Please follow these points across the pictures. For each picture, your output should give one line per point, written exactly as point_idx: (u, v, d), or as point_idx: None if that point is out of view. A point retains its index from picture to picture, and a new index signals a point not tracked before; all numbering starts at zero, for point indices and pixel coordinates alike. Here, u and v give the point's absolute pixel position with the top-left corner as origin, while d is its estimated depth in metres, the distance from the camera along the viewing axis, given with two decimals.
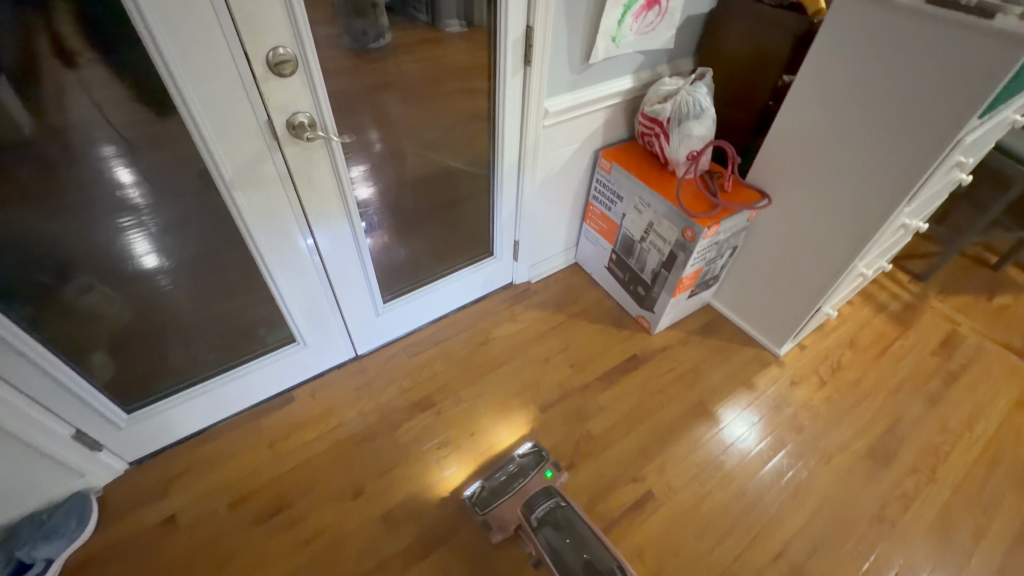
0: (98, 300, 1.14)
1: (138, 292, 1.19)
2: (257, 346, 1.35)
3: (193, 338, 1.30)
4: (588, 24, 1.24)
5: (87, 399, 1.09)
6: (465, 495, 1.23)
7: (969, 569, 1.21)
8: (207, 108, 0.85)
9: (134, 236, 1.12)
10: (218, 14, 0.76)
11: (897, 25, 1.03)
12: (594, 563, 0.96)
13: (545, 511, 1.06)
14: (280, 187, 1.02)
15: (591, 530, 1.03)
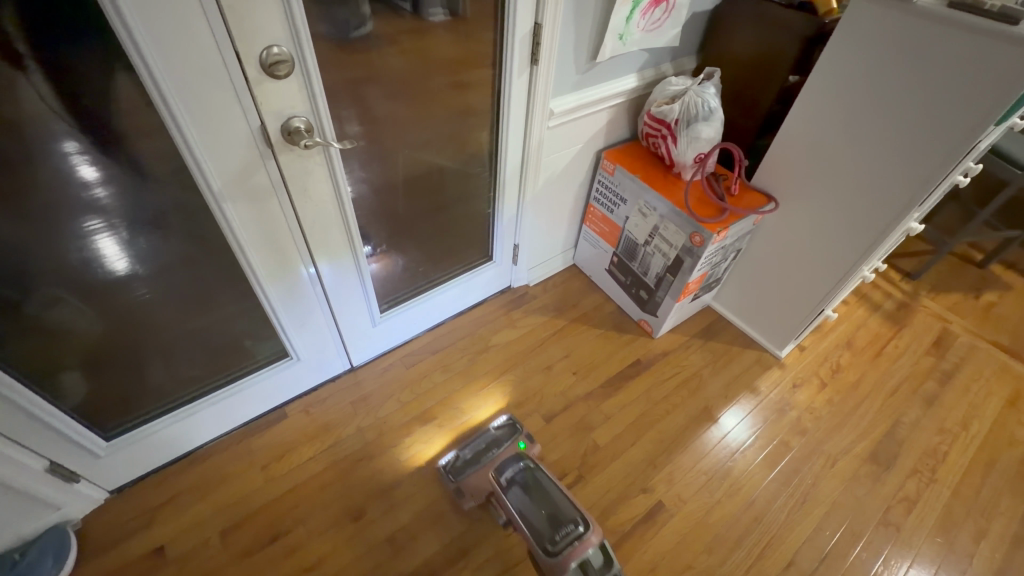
0: (68, 314, 1.02)
1: (113, 303, 1.07)
2: (245, 363, 1.28)
3: (175, 351, 1.19)
4: (596, 22, 1.18)
5: (67, 430, 1.01)
6: (440, 464, 1.24)
7: (972, 570, 1.23)
8: (194, 113, 0.77)
9: (103, 241, 0.98)
10: (205, 9, 0.68)
11: (914, 29, 1.01)
12: (557, 516, 1.04)
13: (515, 473, 1.12)
14: (275, 198, 0.94)
15: (557, 488, 1.10)
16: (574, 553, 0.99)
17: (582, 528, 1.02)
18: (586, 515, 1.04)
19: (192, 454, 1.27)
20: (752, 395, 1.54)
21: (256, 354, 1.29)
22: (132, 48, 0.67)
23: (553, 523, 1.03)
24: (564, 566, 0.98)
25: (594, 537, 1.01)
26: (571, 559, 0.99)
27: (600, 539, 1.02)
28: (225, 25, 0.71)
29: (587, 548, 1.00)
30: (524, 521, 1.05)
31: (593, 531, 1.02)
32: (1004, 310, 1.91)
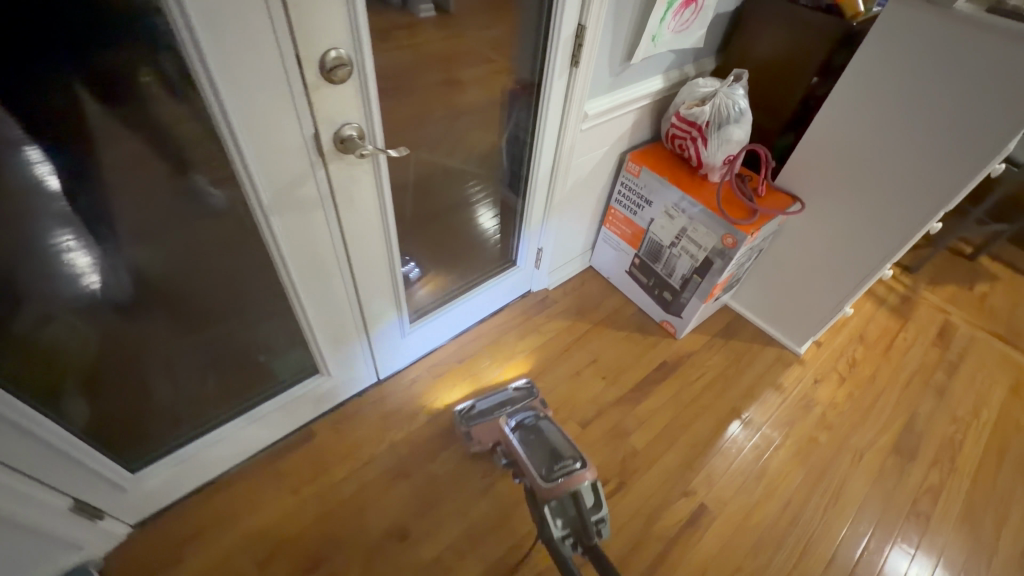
0: (60, 331, 0.91)
1: (104, 316, 0.99)
2: (272, 385, 1.23)
3: (178, 364, 1.13)
4: (633, 24, 1.17)
5: (92, 465, 0.94)
6: (455, 410, 1.31)
7: (997, 555, 1.29)
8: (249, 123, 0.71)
9: (77, 255, 0.86)
10: (270, 10, 0.63)
11: (951, 33, 1.03)
12: (557, 450, 1.12)
13: (523, 419, 1.20)
14: (321, 210, 0.89)
15: (560, 434, 1.17)
16: (568, 481, 1.05)
17: (579, 464, 1.09)
18: (583, 455, 1.11)
19: (218, 480, 1.21)
20: (777, 393, 1.56)
21: (280, 374, 1.24)
22: (191, 52, 0.61)
23: (552, 457, 1.11)
24: (557, 491, 1.04)
25: (589, 474, 1.07)
26: (563, 487, 1.05)
27: (594, 477, 1.08)
28: (288, 27, 0.65)
29: (580, 481, 1.06)
30: (526, 454, 1.12)
31: (588, 468, 1.08)
32: (997, 301, 2.00)
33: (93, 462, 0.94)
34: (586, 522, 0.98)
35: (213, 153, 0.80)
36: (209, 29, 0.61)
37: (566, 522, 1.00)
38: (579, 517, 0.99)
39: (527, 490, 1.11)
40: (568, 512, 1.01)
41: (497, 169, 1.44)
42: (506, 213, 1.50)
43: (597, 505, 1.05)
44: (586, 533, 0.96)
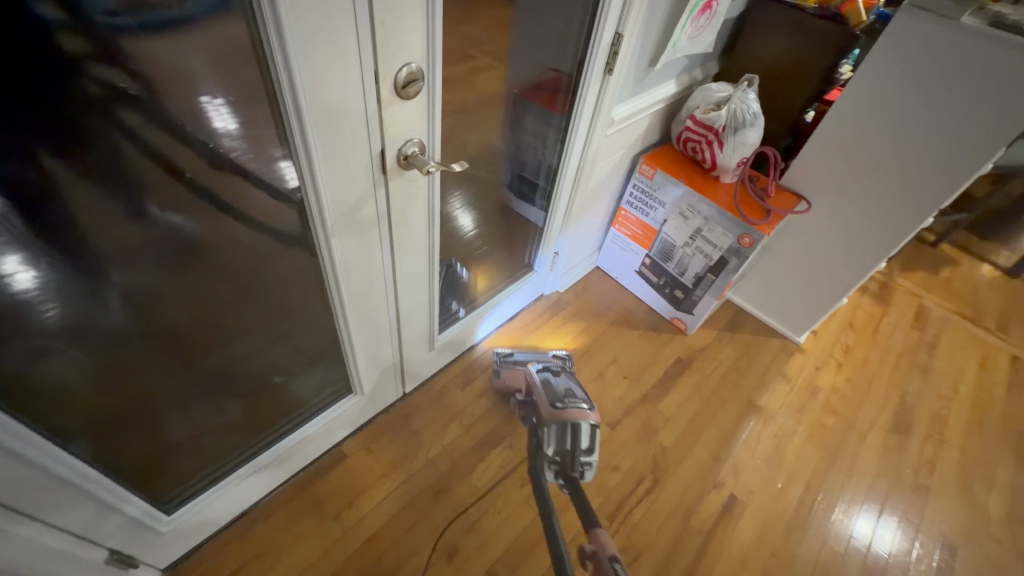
0: (60, 368, 0.73)
1: (115, 353, 0.80)
2: (295, 413, 1.17)
3: (191, 399, 0.97)
4: (660, 31, 1.19)
5: (111, 500, 0.82)
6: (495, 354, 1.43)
7: (989, 518, 1.42)
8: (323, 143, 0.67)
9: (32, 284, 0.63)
10: (358, 27, 0.60)
11: (953, 44, 1.11)
12: (571, 391, 1.20)
13: (551, 365, 1.30)
14: (376, 228, 0.85)
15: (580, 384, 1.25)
16: (570, 413, 1.14)
17: (586, 405, 1.16)
18: (591, 400, 1.19)
19: (250, 512, 1.15)
20: (786, 381, 1.64)
21: (302, 405, 1.18)
22: (279, 70, 0.57)
23: (561, 395, 1.19)
24: (557, 418, 1.14)
25: (592, 417, 1.14)
26: (564, 419, 1.14)
27: (595, 419, 1.14)
28: (372, 43, 0.62)
29: (580, 418, 1.14)
30: (541, 389, 1.22)
31: (595, 414, 1.15)
32: (960, 284, 2.18)
33: (109, 493, 0.81)
34: (575, 456, 1.12)
35: (268, 152, 0.70)
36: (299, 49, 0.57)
37: (556, 452, 1.13)
38: (569, 450, 1.12)
39: (534, 421, 1.21)
40: (562, 445, 1.13)
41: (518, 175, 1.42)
42: (520, 218, 1.50)
43: (590, 444, 1.12)
44: (570, 468, 1.12)
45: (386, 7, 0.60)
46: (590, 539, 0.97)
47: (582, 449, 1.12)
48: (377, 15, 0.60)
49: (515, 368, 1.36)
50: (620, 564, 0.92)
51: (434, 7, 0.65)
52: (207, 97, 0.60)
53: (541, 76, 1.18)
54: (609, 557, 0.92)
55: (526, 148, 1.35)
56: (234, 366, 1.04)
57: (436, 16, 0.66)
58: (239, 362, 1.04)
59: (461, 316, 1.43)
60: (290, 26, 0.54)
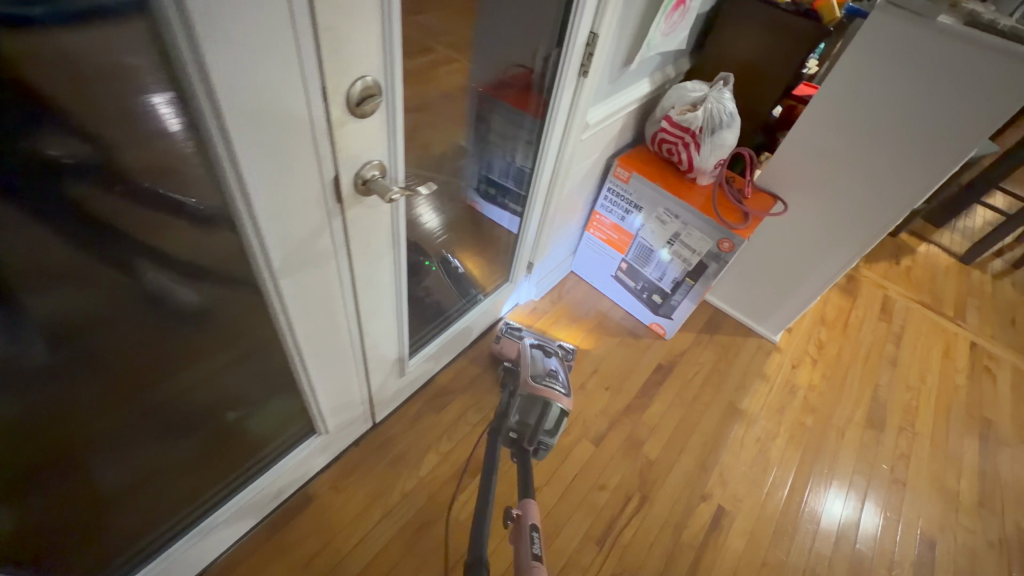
0: None
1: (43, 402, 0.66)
2: (253, 461, 1.04)
3: (140, 447, 0.83)
4: (634, 29, 1.12)
5: None
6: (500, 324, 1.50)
7: (961, 507, 1.46)
8: (262, 173, 0.56)
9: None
10: (297, 38, 0.49)
11: (928, 42, 1.09)
12: (553, 374, 1.24)
13: (547, 347, 1.36)
14: (335, 260, 0.75)
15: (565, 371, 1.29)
16: (544, 391, 1.17)
17: (561, 389, 1.19)
18: (568, 389, 1.22)
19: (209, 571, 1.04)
20: (765, 382, 1.63)
21: (269, 444, 1.06)
22: (199, 91, 0.47)
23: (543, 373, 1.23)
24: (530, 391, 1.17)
25: (562, 402, 1.16)
26: (537, 395, 1.17)
27: (565, 408, 1.17)
28: (317, 53, 0.52)
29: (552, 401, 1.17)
30: (528, 362, 1.27)
31: (568, 400, 1.18)
32: (919, 272, 2.25)
33: None
34: (536, 432, 1.15)
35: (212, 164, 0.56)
36: (225, 65, 0.46)
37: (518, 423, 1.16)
38: (531, 424, 1.15)
39: (510, 386, 1.24)
40: (526, 419, 1.16)
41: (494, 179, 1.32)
42: (491, 225, 1.41)
43: (552, 428, 1.15)
44: (527, 441, 1.13)
45: (332, 10, 0.50)
46: (518, 505, 1.01)
47: (544, 428, 1.15)
48: (320, 19, 0.50)
49: (513, 339, 1.44)
50: (537, 535, 0.96)
51: (391, 10, 0.55)
52: (156, 97, 0.48)
53: (506, 74, 1.10)
54: (529, 526, 0.95)
55: (492, 149, 1.22)
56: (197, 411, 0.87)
57: (394, 20, 0.57)
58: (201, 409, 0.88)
59: (482, 298, 1.47)
60: (206, 35, 0.43)
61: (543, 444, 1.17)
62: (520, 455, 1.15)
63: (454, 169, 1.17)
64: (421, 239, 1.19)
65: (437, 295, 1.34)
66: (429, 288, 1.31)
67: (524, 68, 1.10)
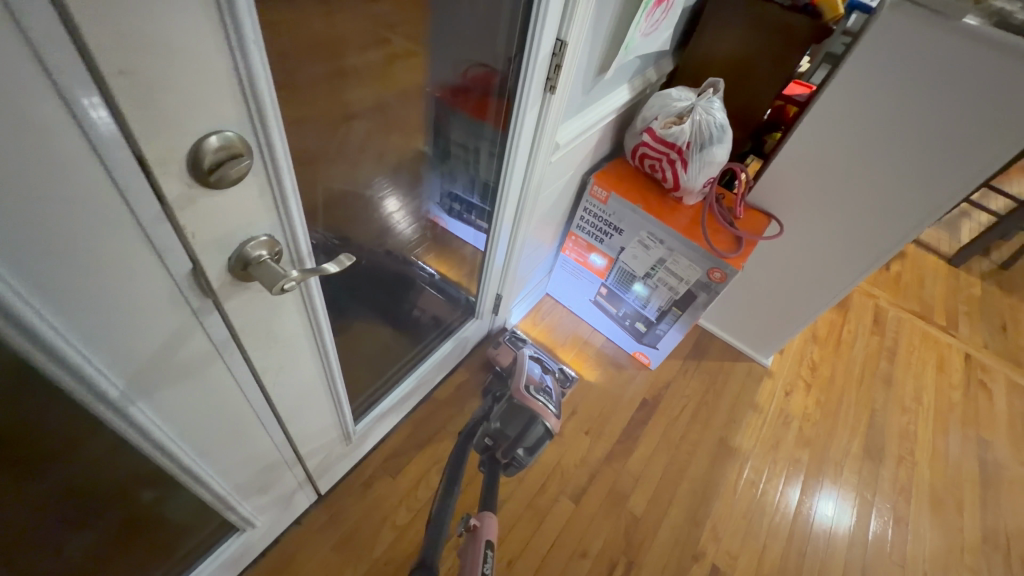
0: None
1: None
2: (188, 541, 0.89)
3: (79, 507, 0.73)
4: (609, 32, 0.94)
5: None
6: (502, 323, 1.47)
7: (966, 543, 1.37)
8: (62, 291, 0.38)
9: None
10: (63, 102, 0.31)
11: (946, 47, 0.94)
12: (543, 393, 1.18)
13: (546, 362, 1.30)
14: (220, 364, 0.56)
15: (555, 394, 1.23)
16: (533, 405, 1.10)
17: (550, 409, 1.13)
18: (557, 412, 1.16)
19: None
20: (757, 413, 1.51)
21: (200, 528, 0.90)
22: None
23: (536, 387, 1.17)
24: (521, 401, 1.11)
25: (549, 422, 1.09)
26: (526, 408, 1.10)
27: (550, 429, 1.09)
28: (112, 109, 0.33)
29: (541, 417, 1.09)
30: (520, 372, 1.19)
31: (554, 425, 1.11)
32: (908, 277, 2.15)
33: None
34: (512, 446, 1.04)
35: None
36: None
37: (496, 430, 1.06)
38: (510, 436, 1.04)
39: (497, 393, 1.17)
40: (507, 428, 1.05)
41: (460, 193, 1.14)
42: (455, 240, 1.23)
43: (532, 447, 1.05)
44: (505, 447, 1.03)
45: (123, 43, 0.31)
46: (477, 515, 0.91)
47: (524, 443, 1.04)
48: (101, 59, 0.31)
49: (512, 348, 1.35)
50: (491, 552, 0.86)
51: (244, 35, 0.36)
52: None
53: (465, 75, 0.93)
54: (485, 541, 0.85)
55: (454, 161, 1.08)
56: (82, 501, 0.72)
57: (251, 50, 0.37)
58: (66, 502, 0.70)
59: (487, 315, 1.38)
60: None
61: (514, 461, 1.06)
62: (489, 466, 1.04)
63: (404, 179, 0.99)
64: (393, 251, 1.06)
65: (435, 313, 1.29)
66: (425, 307, 1.26)
67: (487, 68, 0.93)
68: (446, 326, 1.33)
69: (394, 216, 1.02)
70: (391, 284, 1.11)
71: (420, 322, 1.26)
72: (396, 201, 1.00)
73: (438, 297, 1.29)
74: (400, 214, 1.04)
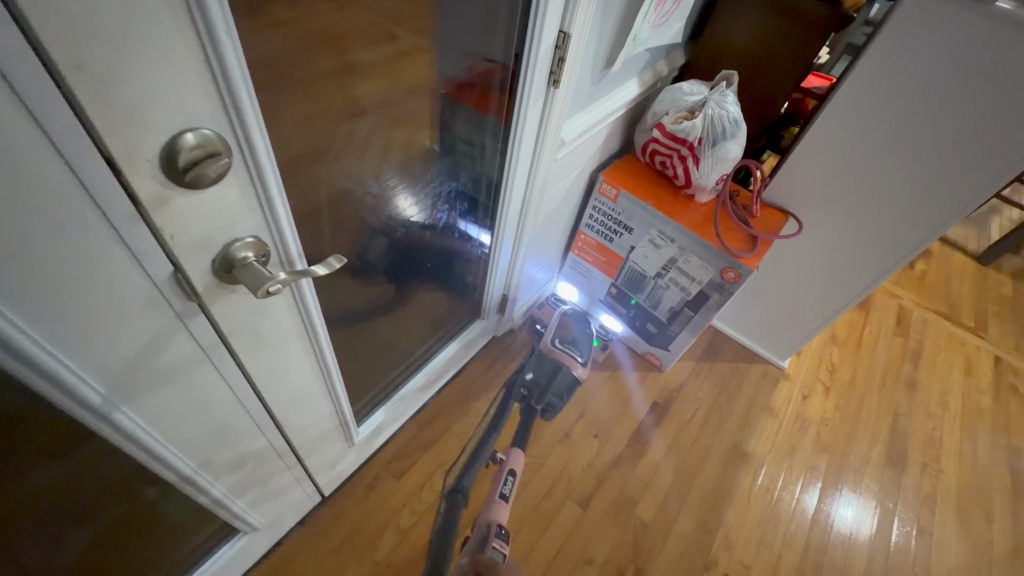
0: None
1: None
2: (197, 534, 0.89)
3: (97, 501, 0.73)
4: (617, 22, 0.90)
5: None
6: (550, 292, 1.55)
7: (996, 557, 1.30)
8: (40, 296, 0.37)
9: None
10: (23, 98, 0.29)
11: (976, 33, 0.88)
12: (577, 338, 1.20)
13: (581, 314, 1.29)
14: (208, 368, 0.55)
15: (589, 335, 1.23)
16: (560, 355, 1.13)
17: (580, 359, 1.16)
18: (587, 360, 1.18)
19: None
20: (772, 417, 1.46)
21: (205, 524, 0.89)
22: None
23: (564, 339, 1.18)
24: (548, 351, 1.15)
25: (579, 368, 1.14)
26: (552, 358, 1.13)
27: (579, 376, 1.13)
28: (74, 106, 0.32)
29: (567, 366, 1.12)
30: (552, 325, 1.22)
31: (582, 369, 1.15)
32: (934, 277, 2.06)
33: None
34: (546, 392, 1.06)
35: None
36: None
37: (530, 380, 1.07)
38: (542, 383, 1.07)
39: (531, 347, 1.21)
40: (539, 377, 1.08)
41: (464, 194, 1.12)
42: (460, 237, 1.19)
43: (564, 392, 1.09)
44: (537, 399, 1.04)
45: (79, 34, 0.29)
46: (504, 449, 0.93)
47: (556, 390, 1.07)
48: (55, 50, 0.29)
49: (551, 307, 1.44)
50: (513, 478, 0.87)
51: (213, 27, 0.34)
52: None
53: (471, 70, 0.90)
54: (508, 468, 0.87)
55: (460, 159, 1.05)
56: (98, 494, 0.72)
57: (223, 45, 0.35)
58: (59, 502, 0.68)
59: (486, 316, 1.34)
60: None
61: (551, 407, 1.08)
62: (526, 414, 1.02)
63: (409, 177, 0.98)
64: (407, 241, 1.09)
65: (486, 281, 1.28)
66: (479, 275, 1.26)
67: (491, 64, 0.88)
68: (453, 325, 1.31)
69: (405, 208, 1.03)
70: (408, 259, 1.14)
71: (473, 287, 1.28)
72: (406, 196, 1.00)
73: (442, 292, 1.27)
74: (412, 207, 1.05)
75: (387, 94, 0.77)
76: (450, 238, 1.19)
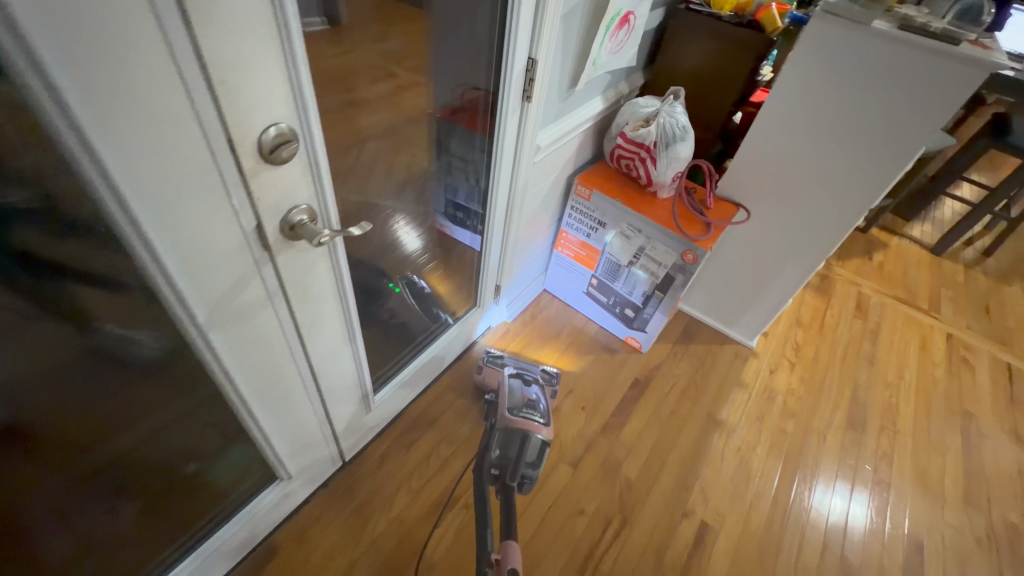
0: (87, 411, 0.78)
1: (133, 395, 0.80)
2: (246, 486, 1.04)
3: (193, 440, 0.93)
4: (577, 49, 1.13)
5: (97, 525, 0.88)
6: (484, 356, 1.43)
7: (949, 504, 1.44)
8: (180, 236, 0.56)
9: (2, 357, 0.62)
10: (194, 101, 0.49)
11: (865, 48, 1.10)
12: (532, 403, 1.22)
13: (528, 374, 1.32)
14: (270, 311, 0.73)
15: (543, 406, 1.23)
16: (523, 424, 1.14)
17: (540, 420, 1.17)
18: (548, 420, 1.19)
19: None
20: (743, 390, 1.62)
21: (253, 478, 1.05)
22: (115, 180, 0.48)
23: (522, 405, 1.20)
24: (511, 424, 1.15)
25: (544, 432, 1.15)
26: (516, 428, 1.14)
27: (546, 439, 1.15)
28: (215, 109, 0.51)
29: (532, 432, 1.14)
30: (507, 394, 1.24)
31: (546, 431, 1.16)
32: (892, 267, 2.26)
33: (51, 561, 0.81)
34: (517, 466, 1.08)
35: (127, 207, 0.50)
36: (137, 143, 0.48)
37: (499, 458, 1.11)
38: (512, 457, 1.10)
39: (492, 420, 1.22)
40: (507, 452, 1.11)
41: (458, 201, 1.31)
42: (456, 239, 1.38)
43: (534, 459, 1.12)
44: (510, 476, 1.07)
45: (223, 64, 0.49)
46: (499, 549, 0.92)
47: (526, 458, 1.10)
48: (211, 74, 0.49)
49: (495, 368, 1.39)
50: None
51: (294, 56, 0.54)
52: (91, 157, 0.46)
53: (462, 95, 1.11)
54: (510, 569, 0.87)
55: (455, 175, 1.24)
56: (192, 433, 0.91)
57: (298, 66, 0.55)
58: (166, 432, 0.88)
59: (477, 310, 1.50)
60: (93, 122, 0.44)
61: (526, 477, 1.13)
62: (503, 493, 1.07)
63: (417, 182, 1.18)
64: (404, 263, 1.27)
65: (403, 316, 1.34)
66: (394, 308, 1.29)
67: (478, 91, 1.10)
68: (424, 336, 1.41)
69: (403, 235, 1.22)
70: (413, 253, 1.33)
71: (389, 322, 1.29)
72: (404, 222, 1.20)
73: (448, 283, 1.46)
74: (406, 231, 1.23)
75: (399, 112, 0.99)
76: (449, 239, 1.39)
